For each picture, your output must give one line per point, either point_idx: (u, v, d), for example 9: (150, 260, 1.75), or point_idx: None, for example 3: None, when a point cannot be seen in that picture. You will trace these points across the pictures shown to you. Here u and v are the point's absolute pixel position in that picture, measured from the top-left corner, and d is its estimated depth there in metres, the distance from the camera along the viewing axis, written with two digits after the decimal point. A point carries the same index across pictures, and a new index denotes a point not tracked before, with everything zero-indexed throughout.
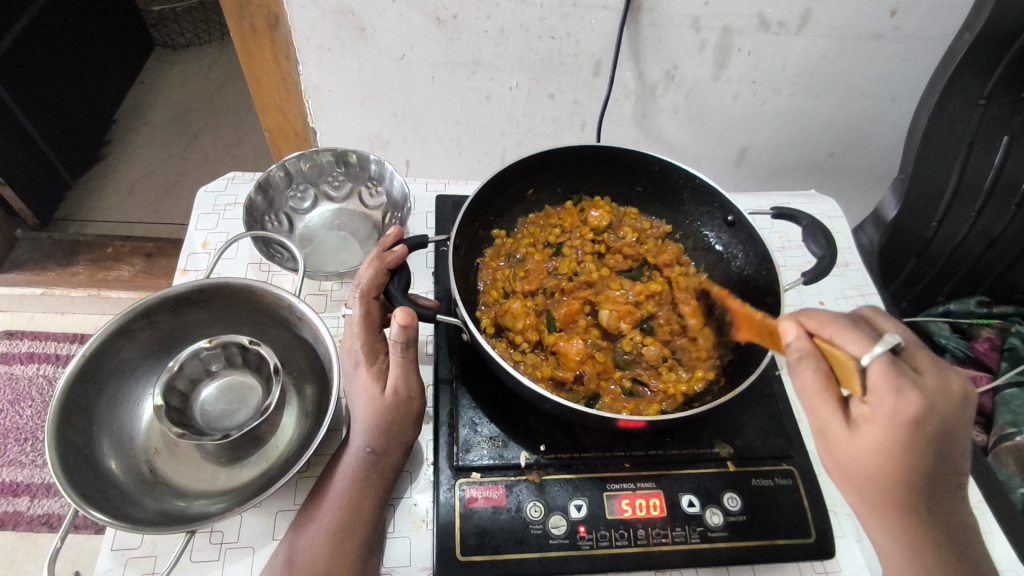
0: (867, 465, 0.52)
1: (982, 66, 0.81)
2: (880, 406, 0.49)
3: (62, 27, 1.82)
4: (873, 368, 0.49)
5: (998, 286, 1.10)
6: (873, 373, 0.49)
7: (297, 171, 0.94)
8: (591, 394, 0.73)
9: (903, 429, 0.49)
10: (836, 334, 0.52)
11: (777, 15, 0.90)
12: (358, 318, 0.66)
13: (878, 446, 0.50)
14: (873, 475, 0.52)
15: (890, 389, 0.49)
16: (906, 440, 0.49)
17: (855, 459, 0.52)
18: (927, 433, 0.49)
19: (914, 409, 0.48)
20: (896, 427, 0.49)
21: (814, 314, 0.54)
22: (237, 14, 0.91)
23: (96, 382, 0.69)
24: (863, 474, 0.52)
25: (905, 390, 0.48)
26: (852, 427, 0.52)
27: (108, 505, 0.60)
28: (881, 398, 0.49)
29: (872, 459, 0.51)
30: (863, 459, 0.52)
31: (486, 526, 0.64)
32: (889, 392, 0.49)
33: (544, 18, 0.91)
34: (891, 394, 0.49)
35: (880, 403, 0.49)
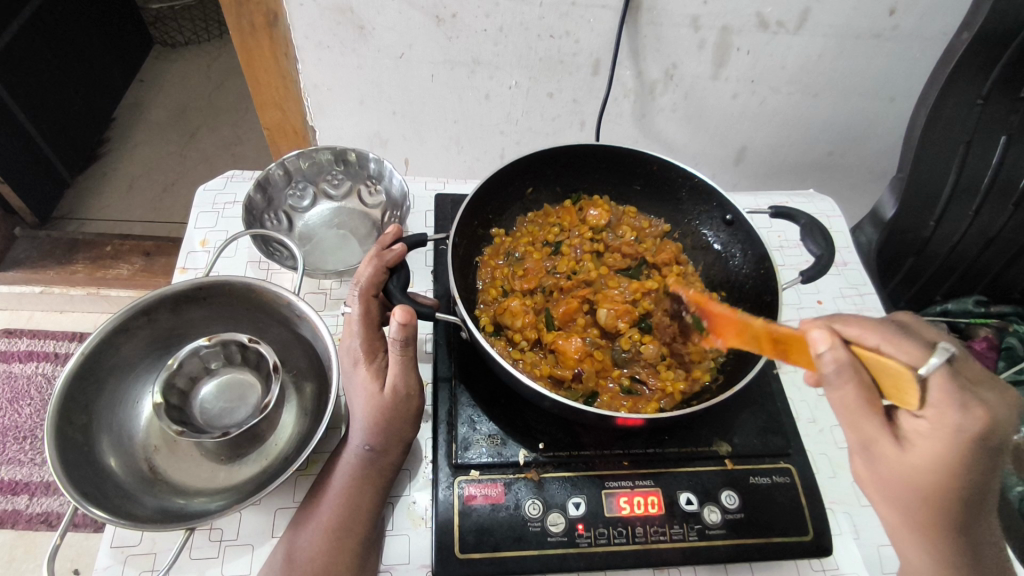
0: (915, 482, 0.52)
1: (980, 65, 0.81)
2: (941, 421, 0.49)
3: (60, 25, 1.81)
4: (932, 380, 0.47)
5: (996, 285, 1.11)
6: (931, 384, 0.48)
7: (296, 170, 0.94)
8: (590, 392, 0.73)
9: (962, 447, 0.48)
10: (882, 344, 0.50)
11: (776, 14, 0.90)
12: (357, 316, 0.66)
13: (933, 463, 0.50)
14: (918, 490, 0.52)
15: (952, 405, 0.48)
16: (964, 459, 0.49)
17: (903, 475, 0.52)
18: (985, 452, 0.49)
19: (977, 426, 0.48)
20: (956, 445, 0.48)
21: (852, 321, 0.52)
22: (237, 13, 0.91)
23: (96, 379, 0.69)
24: (908, 489, 0.52)
25: (967, 406, 0.48)
26: (903, 443, 0.52)
27: (107, 502, 0.60)
28: (941, 413, 0.48)
29: (923, 475, 0.51)
30: (913, 476, 0.52)
31: (485, 523, 0.64)
32: (951, 407, 0.48)
33: (543, 17, 0.91)
34: (952, 410, 0.48)
35: (939, 418, 0.49)
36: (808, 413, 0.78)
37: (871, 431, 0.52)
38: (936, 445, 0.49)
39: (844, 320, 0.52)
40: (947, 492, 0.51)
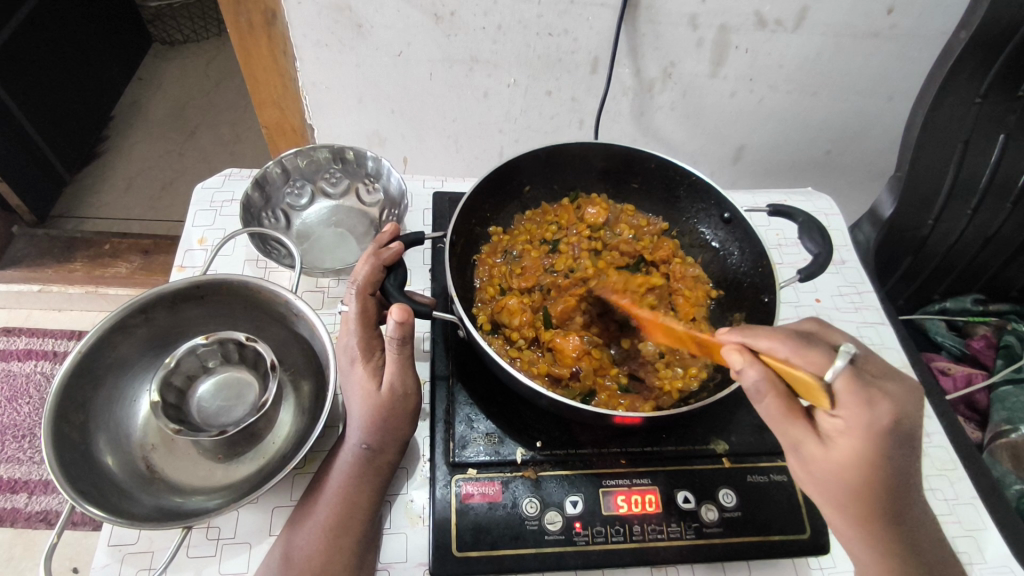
0: (843, 478, 0.52)
1: (978, 64, 0.81)
2: (852, 419, 0.50)
3: (58, 23, 1.81)
4: (839, 384, 0.49)
5: (994, 284, 1.11)
6: (839, 389, 0.49)
7: (294, 168, 0.94)
8: (589, 390, 0.73)
9: (875, 439, 0.49)
10: (791, 356, 0.50)
11: (774, 12, 0.90)
12: (354, 314, 0.66)
13: (855, 458, 0.51)
14: (848, 487, 0.53)
15: (860, 403, 0.49)
16: (881, 451, 0.50)
17: (831, 471, 0.53)
18: (899, 441, 0.50)
19: (888, 416, 0.49)
20: (872, 439, 0.49)
21: (762, 333, 0.52)
22: (234, 10, 0.91)
23: (93, 378, 0.69)
24: (840, 487, 0.53)
25: (873, 401, 0.49)
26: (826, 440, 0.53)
27: (105, 501, 0.60)
28: (852, 411, 0.49)
29: (850, 470, 0.52)
30: (839, 472, 0.52)
31: (482, 521, 0.64)
32: (860, 405, 0.49)
33: (541, 16, 0.91)
34: (863, 405, 0.49)
35: (849, 415, 0.50)
36: None
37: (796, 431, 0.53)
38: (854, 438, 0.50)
39: (754, 333, 0.52)
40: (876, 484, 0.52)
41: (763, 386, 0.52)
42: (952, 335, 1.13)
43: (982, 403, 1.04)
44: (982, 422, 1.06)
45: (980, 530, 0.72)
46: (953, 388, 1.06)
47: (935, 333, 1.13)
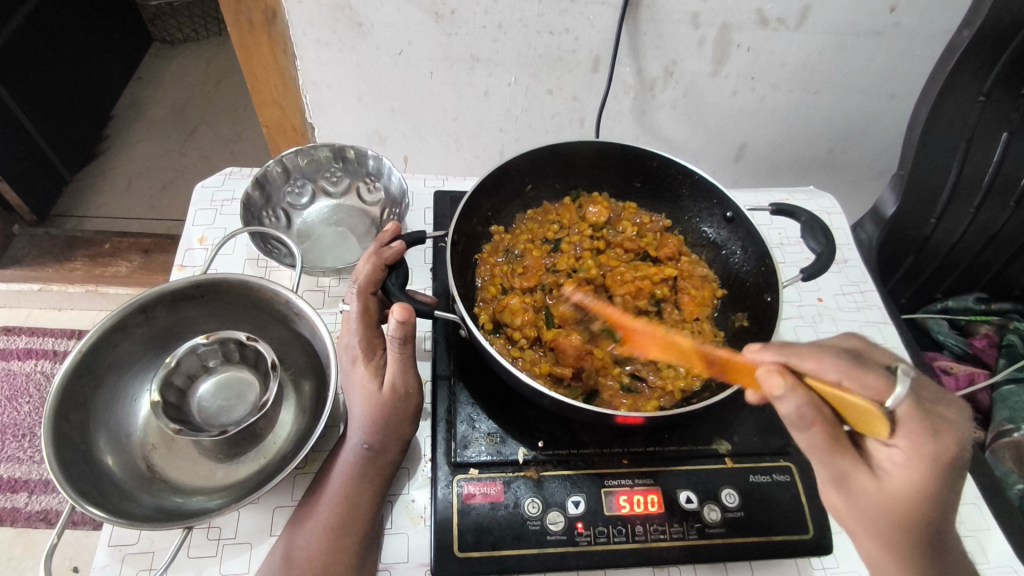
0: (892, 510, 0.51)
1: (982, 62, 0.80)
2: (915, 451, 0.48)
3: (58, 22, 1.80)
4: (901, 411, 0.47)
5: (996, 283, 1.11)
6: (902, 415, 0.48)
7: (295, 167, 0.94)
8: (590, 390, 0.73)
9: (937, 472, 0.48)
10: (843, 378, 0.47)
11: (776, 11, 0.90)
12: (355, 313, 0.65)
13: (911, 490, 0.50)
14: (896, 519, 0.51)
15: (926, 434, 0.47)
16: (939, 485, 0.49)
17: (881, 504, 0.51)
18: (957, 474, 0.49)
19: (953, 448, 0.48)
20: (933, 472, 0.48)
21: (807, 353, 0.49)
22: (235, 9, 0.90)
23: (93, 377, 0.68)
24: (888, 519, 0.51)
25: (940, 432, 0.48)
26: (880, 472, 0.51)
27: (105, 501, 0.60)
28: (916, 443, 0.48)
29: (902, 503, 0.50)
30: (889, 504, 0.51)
31: (484, 521, 0.63)
32: (926, 436, 0.47)
33: (542, 14, 0.91)
34: (930, 437, 0.47)
35: (912, 447, 0.48)
36: None
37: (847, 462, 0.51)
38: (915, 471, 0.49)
39: (797, 352, 0.49)
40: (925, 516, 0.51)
41: (807, 412, 0.49)
42: (955, 334, 1.13)
43: (986, 403, 1.04)
44: (985, 422, 1.05)
45: (984, 530, 0.72)
46: (956, 387, 1.05)
47: (938, 332, 1.13)
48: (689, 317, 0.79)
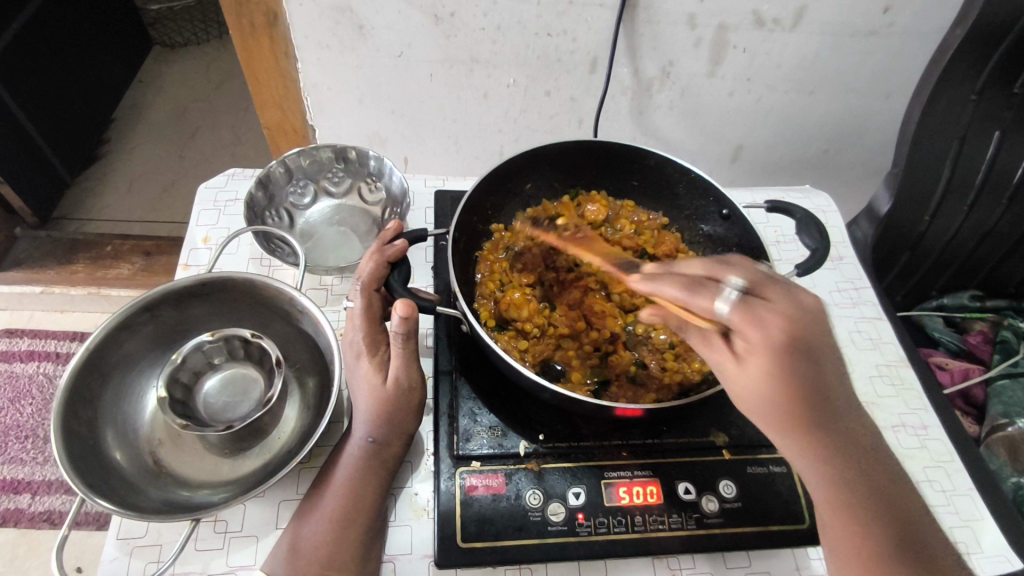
0: (771, 402, 0.55)
1: (973, 62, 0.82)
2: (750, 337, 0.53)
3: (58, 24, 1.82)
4: (729, 315, 0.53)
5: (991, 280, 1.13)
6: (732, 319, 0.53)
7: (297, 167, 0.95)
8: (598, 386, 0.73)
9: (780, 350, 0.52)
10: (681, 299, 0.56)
11: (771, 11, 0.91)
12: (359, 310, 0.66)
13: (761, 373, 0.54)
14: (778, 411, 0.55)
15: (749, 323, 0.53)
16: (783, 364, 0.53)
17: (751, 397, 0.56)
18: (796, 350, 0.53)
19: (777, 331, 0.52)
20: (770, 352, 0.52)
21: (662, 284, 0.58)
22: (237, 12, 0.92)
23: (101, 374, 0.70)
24: (776, 413, 0.55)
25: (763, 321, 0.53)
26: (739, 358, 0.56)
27: (114, 495, 0.61)
28: (747, 332, 0.53)
29: (774, 397, 0.54)
30: (759, 396, 0.55)
31: (486, 513, 0.65)
32: (749, 325, 0.53)
33: (540, 15, 0.92)
34: (753, 326, 0.53)
35: (747, 336, 0.53)
36: None
37: (715, 352, 0.57)
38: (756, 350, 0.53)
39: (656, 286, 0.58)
40: (803, 400, 0.54)
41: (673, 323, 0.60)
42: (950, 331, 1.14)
43: (980, 398, 1.05)
44: (979, 417, 1.06)
45: (978, 521, 0.73)
46: (950, 383, 1.07)
47: (933, 330, 1.14)
48: None
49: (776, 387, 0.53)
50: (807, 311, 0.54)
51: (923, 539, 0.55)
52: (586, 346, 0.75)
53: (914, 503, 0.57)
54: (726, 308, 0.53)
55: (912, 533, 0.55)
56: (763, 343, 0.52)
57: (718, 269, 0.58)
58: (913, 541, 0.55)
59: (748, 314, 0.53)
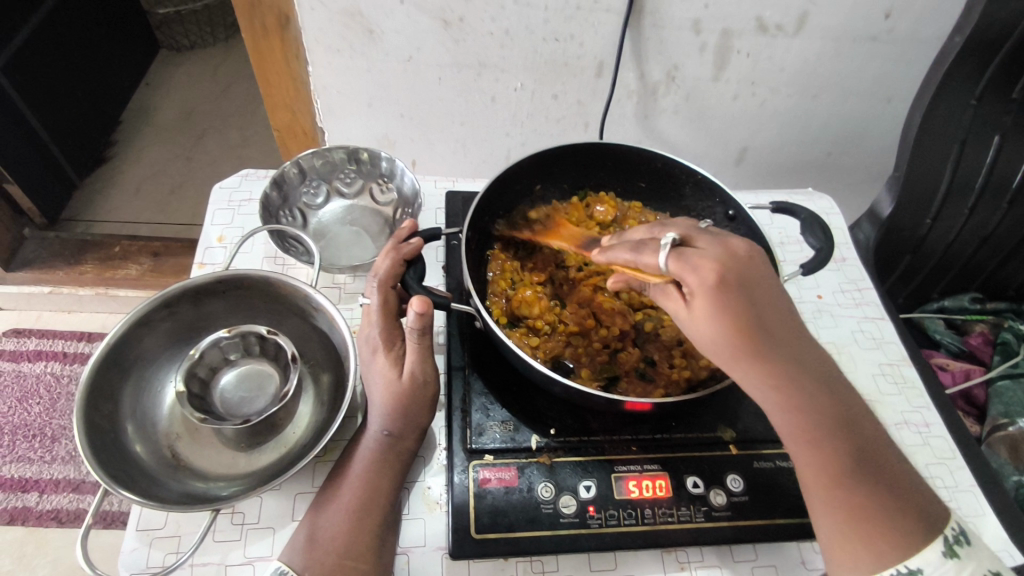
0: (728, 347, 0.53)
1: (973, 67, 0.84)
2: (689, 281, 0.52)
3: (68, 29, 1.84)
4: (670, 265, 0.53)
5: (991, 283, 1.14)
6: (672, 269, 0.53)
7: (310, 168, 0.97)
8: (608, 380, 0.75)
9: (724, 293, 0.51)
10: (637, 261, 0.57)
11: (774, 18, 0.93)
12: (376, 306, 0.68)
13: (706, 317, 0.52)
14: (737, 355, 0.53)
15: (683, 267, 0.52)
16: (724, 305, 0.51)
17: (710, 344, 0.54)
18: (737, 289, 0.51)
19: (712, 271, 0.51)
20: (709, 292, 0.51)
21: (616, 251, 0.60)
22: (249, 15, 0.95)
23: (120, 368, 0.71)
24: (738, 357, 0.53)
25: (695, 264, 0.52)
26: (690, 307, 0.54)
27: (136, 486, 0.63)
28: (684, 276, 0.52)
29: (732, 341, 0.52)
30: (715, 343, 0.53)
31: (500, 505, 0.66)
32: (685, 269, 0.52)
33: (548, 20, 0.94)
34: (686, 269, 0.52)
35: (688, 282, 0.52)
36: None
37: (670, 305, 0.56)
38: (700, 300, 0.51)
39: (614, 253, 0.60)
40: (761, 338, 0.53)
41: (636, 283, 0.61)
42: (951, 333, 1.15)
43: (982, 398, 1.07)
44: (981, 417, 1.07)
45: (979, 516, 0.75)
46: (951, 383, 1.09)
47: (934, 331, 1.16)
48: None
49: (730, 329, 0.52)
50: (737, 250, 0.54)
51: (881, 454, 0.56)
52: (596, 342, 0.76)
53: (870, 422, 0.58)
54: (664, 260, 0.53)
55: (873, 451, 0.56)
56: (707, 289, 0.51)
57: (656, 231, 0.60)
58: (874, 459, 0.55)
59: (682, 261, 0.52)
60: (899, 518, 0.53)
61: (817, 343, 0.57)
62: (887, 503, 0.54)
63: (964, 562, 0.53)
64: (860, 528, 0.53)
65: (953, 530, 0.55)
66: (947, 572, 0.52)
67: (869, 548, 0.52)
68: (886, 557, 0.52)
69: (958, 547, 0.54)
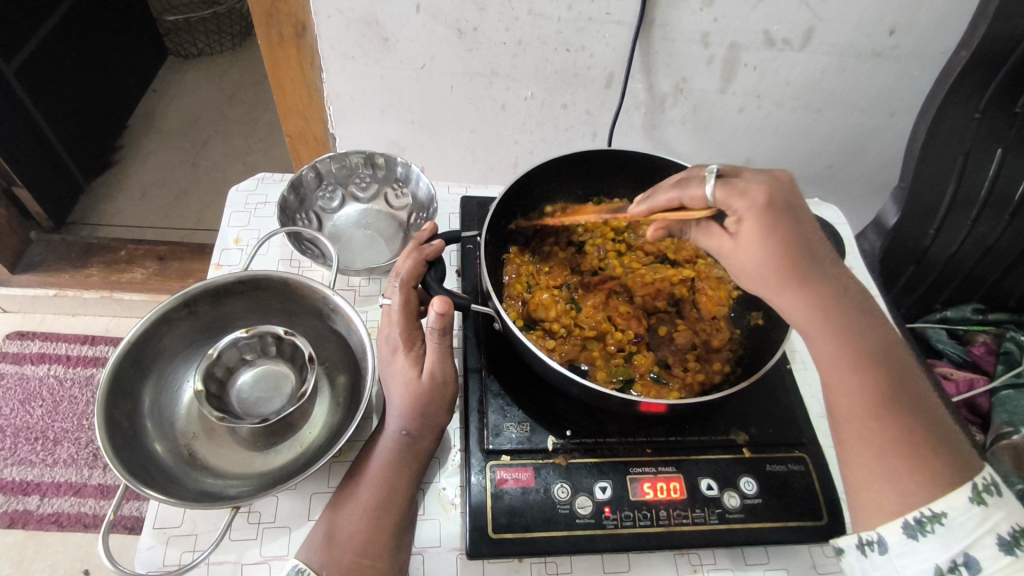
0: (775, 269, 0.59)
1: (976, 82, 0.87)
2: (739, 206, 0.59)
3: (79, 34, 1.86)
4: (716, 193, 0.60)
5: (993, 294, 1.14)
6: (720, 198, 0.60)
7: (327, 172, 0.98)
8: (623, 384, 0.76)
9: (769, 213, 0.58)
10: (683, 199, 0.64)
11: (782, 31, 0.95)
12: (397, 306, 0.69)
13: (754, 238, 0.59)
14: (783, 275, 0.59)
15: (733, 192, 0.60)
16: (771, 225, 0.58)
17: (756, 265, 0.60)
18: (781, 209, 0.59)
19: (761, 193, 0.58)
20: (756, 213, 0.58)
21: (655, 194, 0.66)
22: (266, 23, 0.97)
23: (141, 367, 0.72)
24: (784, 279, 0.59)
25: (744, 187, 0.59)
26: (735, 237, 0.62)
27: (156, 485, 0.63)
28: (734, 201, 0.60)
29: (777, 259, 0.58)
30: (762, 266, 0.59)
31: (517, 505, 0.67)
32: (734, 193, 0.60)
33: (560, 32, 0.96)
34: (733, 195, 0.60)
35: (740, 206, 0.59)
36: (819, 409, 0.81)
37: (717, 239, 0.64)
38: (750, 221, 0.59)
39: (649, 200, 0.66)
40: (805, 259, 0.58)
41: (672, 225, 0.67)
42: (952, 342, 1.15)
43: (986, 406, 1.07)
44: (985, 426, 1.07)
45: None
46: (955, 392, 1.09)
47: (938, 341, 1.15)
48: (709, 314, 0.81)
49: (776, 252, 0.58)
50: (781, 180, 0.61)
51: (920, 391, 0.58)
52: (611, 347, 0.77)
53: (906, 357, 0.60)
54: (712, 190, 0.61)
55: (910, 387, 0.57)
56: (755, 210, 0.58)
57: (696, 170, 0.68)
58: (912, 395, 0.57)
59: (729, 189, 0.60)
60: (931, 457, 0.55)
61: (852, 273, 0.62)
62: (921, 441, 0.55)
63: (992, 511, 0.53)
64: (891, 464, 0.55)
65: (986, 479, 0.54)
66: (974, 518, 0.52)
67: (890, 485, 0.54)
68: (910, 496, 0.54)
69: (988, 495, 0.53)
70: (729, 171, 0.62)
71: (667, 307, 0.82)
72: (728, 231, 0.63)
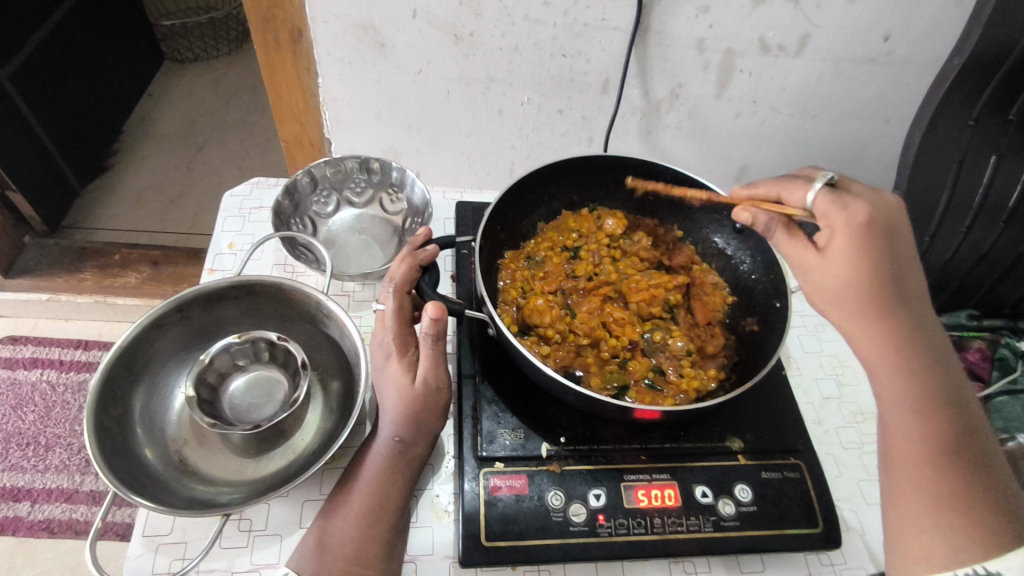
0: (857, 292, 0.61)
1: (971, 88, 0.88)
2: (835, 220, 0.62)
3: (75, 38, 1.86)
4: (818, 202, 0.64)
5: (988, 300, 1.13)
6: (820, 206, 0.64)
7: (322, 177, 0.98)
8: (617, 390, 0.75)
9: (865, 232, 0.61)
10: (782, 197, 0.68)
11: (777, 38, 0.96)
12: (392, 311, 0.68)
13: (845, 256, 0.61)
14: (863, 301, 0.61)
15: (836, 205, 0.63)
16: (864, 244, 0.61)
17: (836, 287, 0.62)
18: (877, 233, 0.62)
19: (862, 213, 0.62)
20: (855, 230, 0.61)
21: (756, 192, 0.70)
22: (263, 28, 0.97)
23: (132, 372, 0.71)
24: (865, 305, 0.61)
25: (849, 203, 0.63)
26: (822, 253, 0.63)
27: (145, 491, 0.62)
28: (833, 214, 0.63)
29: (860, 284, 0.61)
30: (846, 287, 0.61)
31: (510, 513, 0.66)
32: (837, 207, 0.63)
33: (556, 37, 0.96)
34: (836, 209, 0.63)
35: (834, 220, 0.62)
36: (814, 415, 0.81)
37: (800, 252, 0.65)
38: (842, 236, 0.61)
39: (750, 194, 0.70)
40: (887, 292, 0.61)
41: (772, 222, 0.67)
42: None
43: None
44: None
45: None
46: None
47: None
48: (704, 320, 0.83)
49: (861, 274, 0.61)
50: (886, 209, 0.64)
51: (984, 450, 0.58)
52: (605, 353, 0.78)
53: (980, 416, 0.60)
54: (814, 197, 0.64)
55: (978, 442, 0.57)
56: (851, 227, 0.61)
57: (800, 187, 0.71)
58: (979, 451, 0.57)
59: (833, 199, 0.63)
60: (983, 515, 0.54)
61: (936, 322, 0.63)
62: (978, 499, 0.54)
63: None
64: (942, 512, 0.54)
65: None
66: None
67: (937, 535, 0.53)
68: (958, 548, 0.52)
69: None
70: (840, 186, 0.66)
71: (662, 314, 0.82)
72: (813, 244, 0.65)
